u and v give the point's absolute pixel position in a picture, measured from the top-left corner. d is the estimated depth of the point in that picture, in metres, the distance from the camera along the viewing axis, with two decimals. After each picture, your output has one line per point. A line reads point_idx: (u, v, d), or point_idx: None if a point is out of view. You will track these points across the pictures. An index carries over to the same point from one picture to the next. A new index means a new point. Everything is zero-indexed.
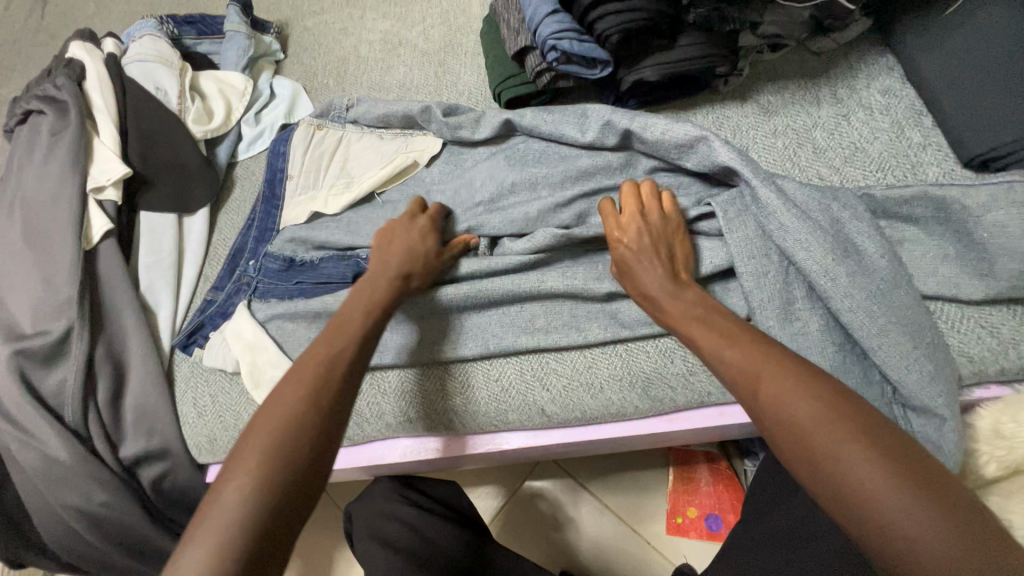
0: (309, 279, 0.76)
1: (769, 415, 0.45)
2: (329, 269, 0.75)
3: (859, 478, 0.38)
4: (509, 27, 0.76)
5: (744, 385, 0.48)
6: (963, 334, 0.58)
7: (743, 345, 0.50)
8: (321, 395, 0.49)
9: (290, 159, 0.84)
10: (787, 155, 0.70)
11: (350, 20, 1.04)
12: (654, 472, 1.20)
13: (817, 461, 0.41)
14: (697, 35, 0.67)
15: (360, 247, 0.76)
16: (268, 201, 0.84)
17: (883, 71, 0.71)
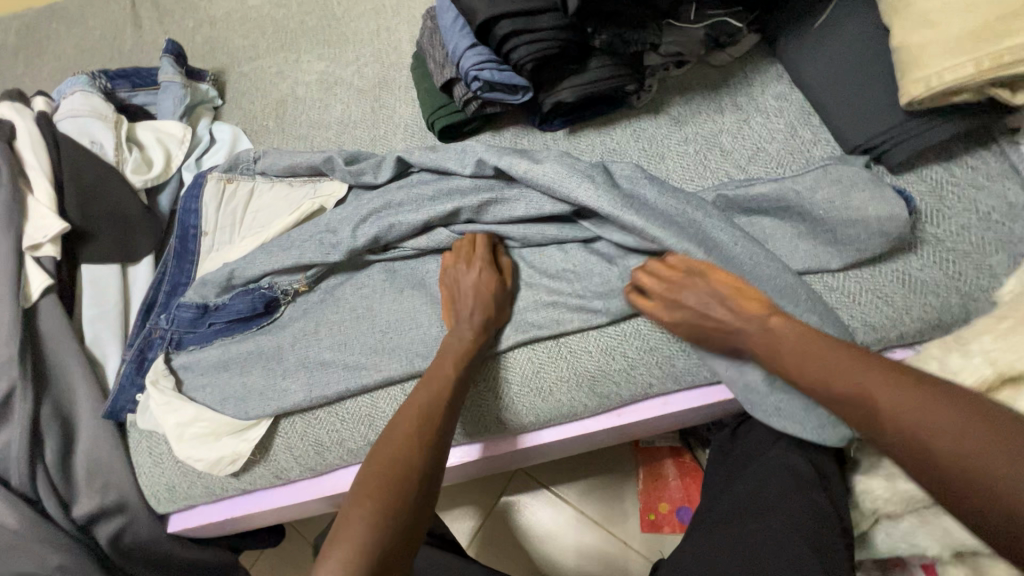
0: (223, 320, 0.79)
1: (895, 436, 0.47)
2: (237, 306, 0.78)
3: (1014, 479, 0.41)
4: (435, 61, 0.81)
5: (854, 403, 0.50)
6: (864, 306, 0.64)
7: (840, 361, 0.52)
8: (425, 434, 0.57)
9: (202, 215, 0.85)
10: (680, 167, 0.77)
11: (286, 63, 1.08)
12: (623, 473, 1.24)
13: (952, 465, 0.44)
14: (605, 57, 0.73)
15: (259, 278, 0.78)
16: (179, 255, 0.85)
17: (774, 78, 0.79)
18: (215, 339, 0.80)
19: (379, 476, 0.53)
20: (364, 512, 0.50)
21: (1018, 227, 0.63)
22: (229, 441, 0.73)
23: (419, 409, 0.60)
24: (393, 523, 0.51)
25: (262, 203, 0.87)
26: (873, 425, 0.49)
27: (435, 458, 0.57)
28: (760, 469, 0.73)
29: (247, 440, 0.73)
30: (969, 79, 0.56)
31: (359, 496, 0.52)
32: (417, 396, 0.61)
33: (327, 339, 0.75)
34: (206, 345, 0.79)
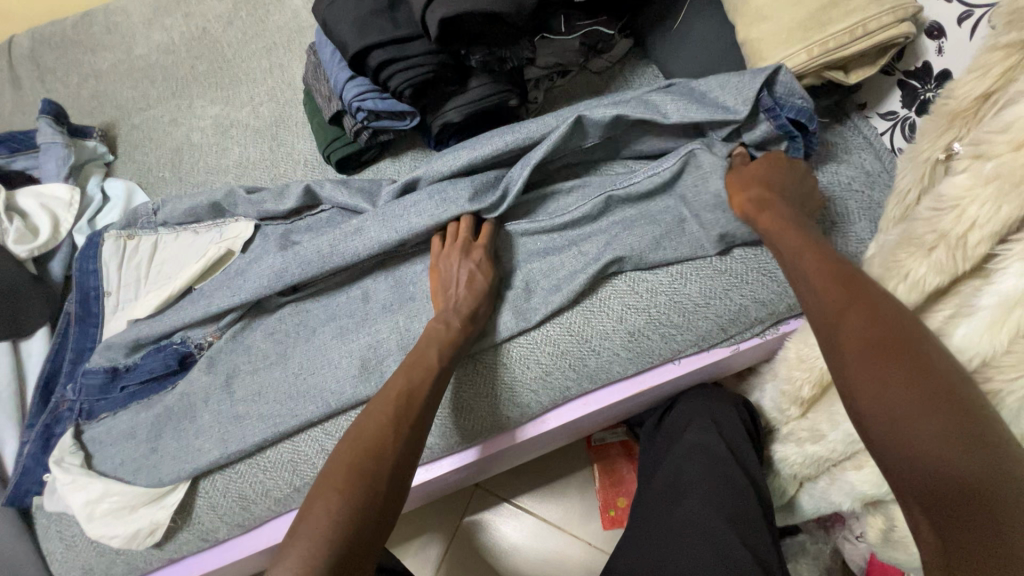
0: (135, 381, 0.76)
1: (822, 300, 0.49)
2: (150, 364, 0.75)
3: (869, 382, 0.43)
4: (321, 95, 0.81)
5: (813, 286, 0.51)
6: (752, 284, 0.68)
7: (811, 251, 0.54)
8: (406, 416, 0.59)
9: (103, 276, 0.81)
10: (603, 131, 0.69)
11: (179, 110, 1.05)
12: (581, 474, 1.25)
13: (846, 358, 0.45)
14: (484, 76, 0.74)
15: (171, 334, 0.76)
16: (82, 320, 0.81)
17: (650, 79, 0.84)
18: (129, 403, 0.75)
19: (356, 461, 0.54)
20: (337, 494, 0.51)
21: (877, 193, 0.68)
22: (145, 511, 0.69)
23: (398, 390, 0.61)
24: (360, 501, 0.52)
25: (165, 255, 0.83)
26: (823, 325, 0.48)
27: (409, 438, 0.58)
28: (680, 452, 0.76)
29: (167, 505, 0.69)
30: (803, 66, 0.62)
31: (330, 480, 0.53)
32: (399, 376, 0.62)
33: (241, 386, 0.73)
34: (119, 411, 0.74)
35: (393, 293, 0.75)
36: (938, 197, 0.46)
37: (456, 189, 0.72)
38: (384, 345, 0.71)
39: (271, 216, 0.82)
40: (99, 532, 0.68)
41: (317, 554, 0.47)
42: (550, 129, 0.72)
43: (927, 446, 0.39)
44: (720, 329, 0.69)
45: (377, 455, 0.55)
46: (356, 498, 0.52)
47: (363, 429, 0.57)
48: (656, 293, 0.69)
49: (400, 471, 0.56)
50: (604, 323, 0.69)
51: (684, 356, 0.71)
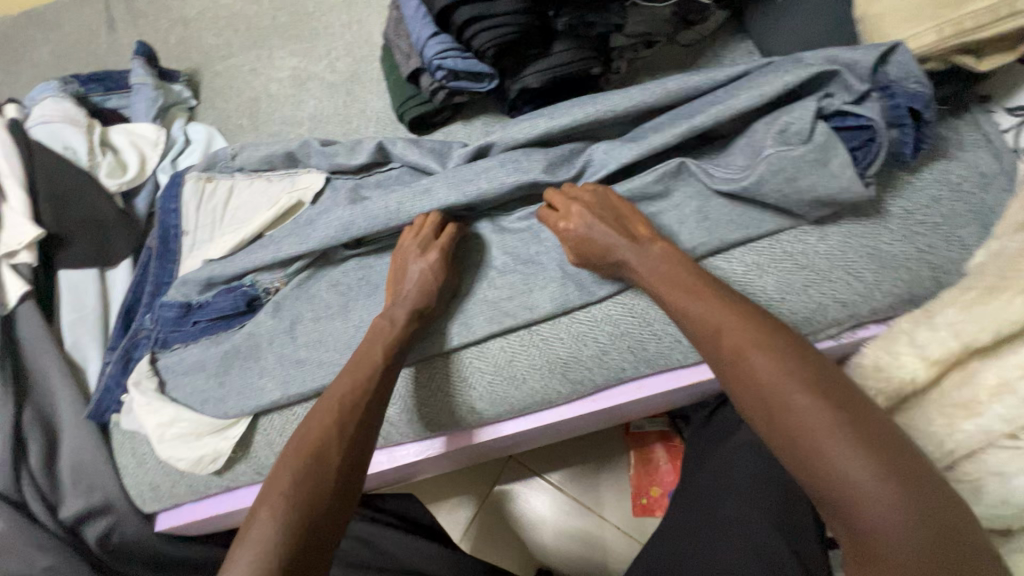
0: (206, 318, 0.79)
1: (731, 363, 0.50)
2: (220, 304, 0.78)
3: (819, 448, 0.42)
4: (401, 51, 0.80)
5: (703, 334, 0.53)
6: (834, 282, 0.63)
7: (720, 304, 0.53)
8: (345, 421, 0.57)
9: (182, 216, 0.84)
10: (692, 114, 0.67)
11: (259, 61, 1.07)
12: (615, 458, 1.24)
13: (781, 424, 0.45)
14: (568, 41, 0.72)
15: (241, 276, 0.78)
16: (160, 257, 0.84)
17: (743, 55, 0.78)
18: (202, 337, 0.79)
19: (292, 489, 0.51)
20: (279, 520, 0.49)
21: (989, 198, 0.63)
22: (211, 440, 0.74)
23: (328, 402, 0.59)
24: (302, 509, 0.50)
25: (239, 202, 0.85)
26: (747, 391, 0.48)
27: (354, 460, 0.55)
28: (730, 450, 0.73)
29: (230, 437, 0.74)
30: (934, 46, 0.55)
31: (270, 498, 0.51)
32: (339, 386, 0.60)
33: (304, 331, 0.75)
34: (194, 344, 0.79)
35: (455, 254, 0.75)
36: None
37: (530, 160, 0.70)
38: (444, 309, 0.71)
39: (343, 170, 0.83)
40: (168, 454, 0.73)
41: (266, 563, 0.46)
42: (634, 103, 0.69)
43: (886, 517, 0.39)
44: (793, 326, 0.65)
45: (316, 473, 0.53)
46: (306, 506, 0.50)
47: (321, 441, 0.55)
48: (727, 282, 0.66)
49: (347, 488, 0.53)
50: None
51: None
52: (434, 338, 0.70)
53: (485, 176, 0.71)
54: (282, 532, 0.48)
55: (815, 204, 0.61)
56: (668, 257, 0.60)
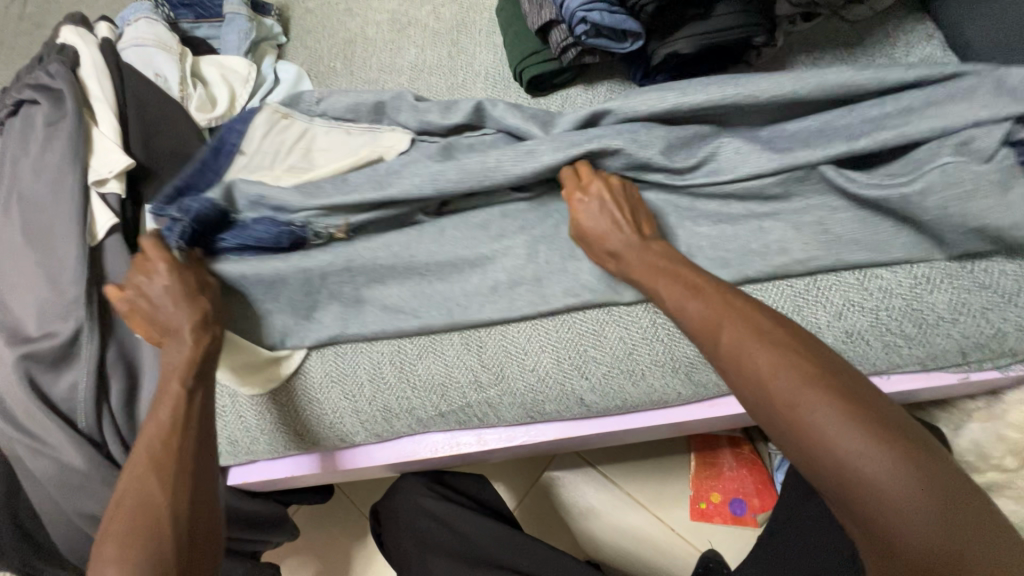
0: (234, 240, 0.67)
1: (731, 357, 0.48)
2: (258, 232, 0.67)
3: (830, 440, 0.40)
4: (531, 0, 0.72)
5: (701, 328, 0.51)
6: (1020, 308, 0.56)
7: (702, 296, 0.52)
8: (160, 457, 0.54)
9: (244, 137, 0.72)
10: (886, 117, 0.58)
11: (355, 0, 1.00)
12: (676, 458, 1.19)
13: (786, 417, 0.43)
14: (733, 4, 0.64)
15: (301, 226, 0.71)
16: (200, 165, 0.69)
17: (922, 39, 0.69)
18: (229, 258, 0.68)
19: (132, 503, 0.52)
20: (118, 547, 0.49)
21: None
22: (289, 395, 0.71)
23: (151, 429, 0.56)
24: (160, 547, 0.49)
25: (313, 148, 0.76)
26: (750, 390, 0.46)
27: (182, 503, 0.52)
28: None
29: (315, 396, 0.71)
30: None
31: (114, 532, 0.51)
32: (166, 406, 0.57)
33: (400, 299, 0.68)
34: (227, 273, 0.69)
35: None
36: None
37: (681, 133, 0.63)
38: (563, 290, 0.65)
39: (432, 130, 0.72)
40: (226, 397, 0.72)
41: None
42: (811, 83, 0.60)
43: (903, 508, 0.38)
44: (960, 352, 0.58)
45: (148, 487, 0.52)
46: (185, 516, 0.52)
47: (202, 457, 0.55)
48: (891, 294, 0.59)
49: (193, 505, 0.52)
50: (819, 316, 0.60)
51: (899, 371, 0.61)
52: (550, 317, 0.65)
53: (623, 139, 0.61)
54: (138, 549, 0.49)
55: (974, 234, 0.55)
56: (660, 256, 0.58)
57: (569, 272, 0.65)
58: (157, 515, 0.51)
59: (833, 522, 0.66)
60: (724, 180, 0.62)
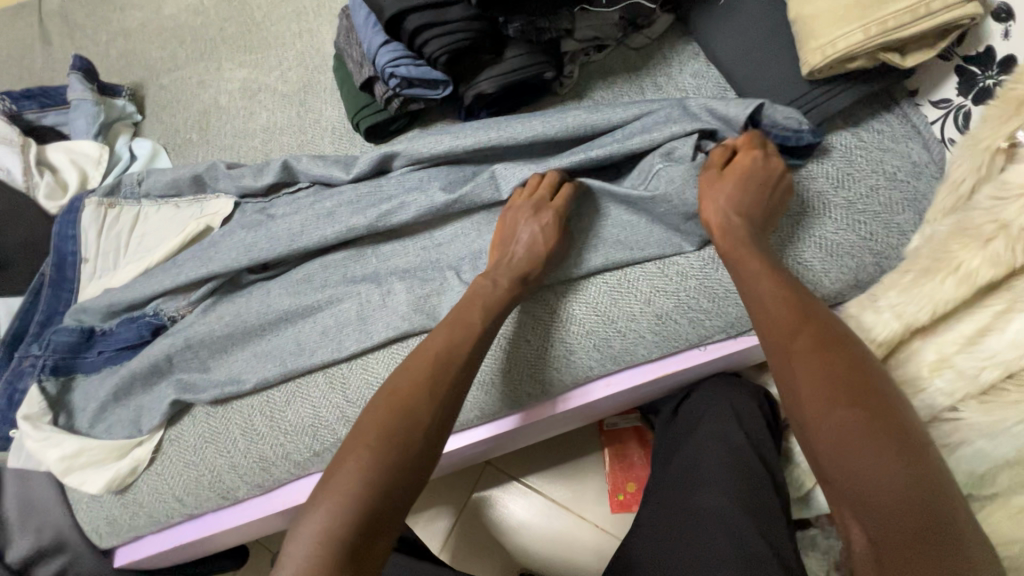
0: (110, 348, 0.77)
1: (787, 354, 0.50)
2: (124, 335, 0.77)
3: (863, 469, 0.43)
4: (353, 60, 0.80)
5: (762, 319, 0.54)
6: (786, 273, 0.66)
7: (771, 298, 0.54)
8: (403, 407, 0.55)
9: (81, 242, 0.82)
10: (646, 130, 0.69)
11: (207, 73, 1.04)
12: (589, 457, 1.25)
13: (824, 444, 0.46)
14: (522, 47, 0.72)
15: (143, 305, 0.77)
16: (55, 285, 0.82)
17: (690, 57, 0.81)
18: (106, 367, 0.77)
19: (391, 427, 0.54)
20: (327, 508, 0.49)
21: (922, 185, 0.67)
22: (156, 466, 0.73)
23: (395, 389, 0.57)
24: (358, 497, 0.50)
25: (147, 227, 0.85)
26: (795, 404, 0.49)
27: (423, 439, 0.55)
28: (698, 442, 0.74)
29: (179, 459, 0.72)
30: (860, 45, 0.58)
31: (337, 484, 0.51)
32: (403, 376, 0.58)
33: (265, 347, 0.73)
34: (99, 372, 0.76)
35: (416, 259, 0.74)
36: (1003, 183, 0.43)
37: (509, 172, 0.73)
38: (409, 320, 0.70)
39: (250, 192, 0.83)
40: (77, 481, 0.70)
41: (337, 527, 0.48)
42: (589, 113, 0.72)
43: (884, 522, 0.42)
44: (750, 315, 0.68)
45: (416, 416, 0.55)
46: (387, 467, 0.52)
47: (398, 386, 0.58)
48: (686, 277, 0.68)
49: (438, 436, 0.56)
50: (632, 305, 0.68)
51: (711, 342, 0.70)
52: (405, 344, 0.71)
53: (439, 186, 0.74)
54: (394, 475, 0.52)
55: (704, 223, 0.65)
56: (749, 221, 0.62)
57: (411, 300, 0.71)
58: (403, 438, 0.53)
59: (680, 489, 0.71)
60: (508, 203, 0.73)
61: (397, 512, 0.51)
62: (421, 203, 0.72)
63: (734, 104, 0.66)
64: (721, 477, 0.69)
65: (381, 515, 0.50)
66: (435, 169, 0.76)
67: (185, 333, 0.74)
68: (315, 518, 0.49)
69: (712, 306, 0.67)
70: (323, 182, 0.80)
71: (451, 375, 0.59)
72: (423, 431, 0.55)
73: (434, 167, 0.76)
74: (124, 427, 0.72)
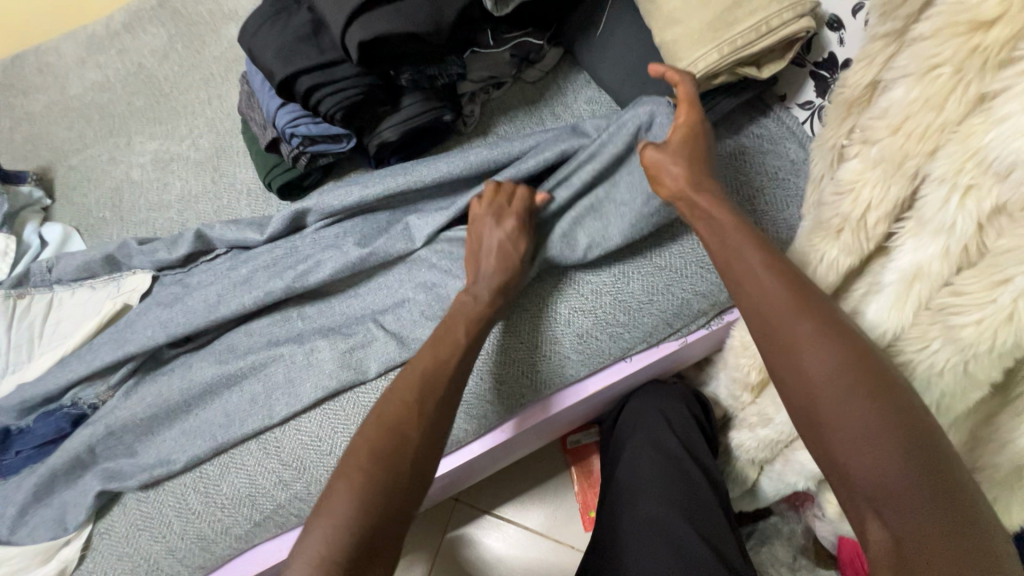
0: (28, 446, 0.73)
1: (787, 333, 0.48)
2: (40, 429, 0.73)
3: (878, 462, 0.42)
4: (256, 123, 0.81)
5: (752, 303, 0.50)
6: (692, 278, 0.70)
7: (762, 271, 0.50)
8: (396, 429, 0.55)
9: None
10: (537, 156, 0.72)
11: (118, 148, 1.03)
12: (557, 478, 1.25)
13: (837, 435, 0.44)
14: (416, 94, 0.75)
15: (60, 397, 0.74)
16: None
17: (583, 84, 0.86)
18: (26, 467, 0.73)
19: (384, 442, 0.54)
20: (326, 529, 0.48)
21: (802, 180, 0.72)
22: (87, 563, 0.69)
23: (386, 409, 0.57)
24: (354, 518, 0.49)
25: (62, 314, 0.82)
26: (795, 390, 0.47)
27: (420, 455, 0.55)
28: (635, 454, 0.76)
29: (109, 552, 0.69)
30: (718, 63, 0.62)
31: (334, 505, 0.50)
32: (391, 399, 0.58)
33: (194, 420, 0.71)
34: (16, 474, 0.72)
35: (341, 310, 0.74)
36: (839, 180, 0.47)
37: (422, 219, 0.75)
38: (337, 372, 0.70)
39: (167, 265, 0.82)
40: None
41: (331, 551, 0.47)
42: (490, 154, 0.75)
43: (905, 520, 0.40)
44: (666, 323, 0.71)
45: (403, 432, 0.55)
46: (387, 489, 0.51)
47: (388, 407, 0.57)
48: (601, 295, 0.70)
49: (427, 457, 0.55)
50: (553, 328, 0.70)
51: (635, 352, 0.73)
52: (335, 395, 0.71)
53: (357, 237, 0.75)
54: (392, 493, 0.51)
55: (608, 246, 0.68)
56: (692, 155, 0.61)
57: (338, 354, 0.70)
58: (395, 465, 0.53)
59: (624, 503, 0.72)
60: (419, 244, 0.74)
61: (401, 515, 0.51)
62: (336, 254, 0.73)
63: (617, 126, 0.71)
64: (658, 483, 0.71)
65: (382, 526, 0.50)
66: (350, 221, 0.77)
67: (106, 420, 0.71)
68: (314, 541, 0.48)
69: (628, 317, 0.70)
70: (240, 246, 0.80)
71: (437, 391, 0.59)
72: (411, 443, 0.55)
73: (349, 219, 0.77)
74: (45, 529, 0.68)
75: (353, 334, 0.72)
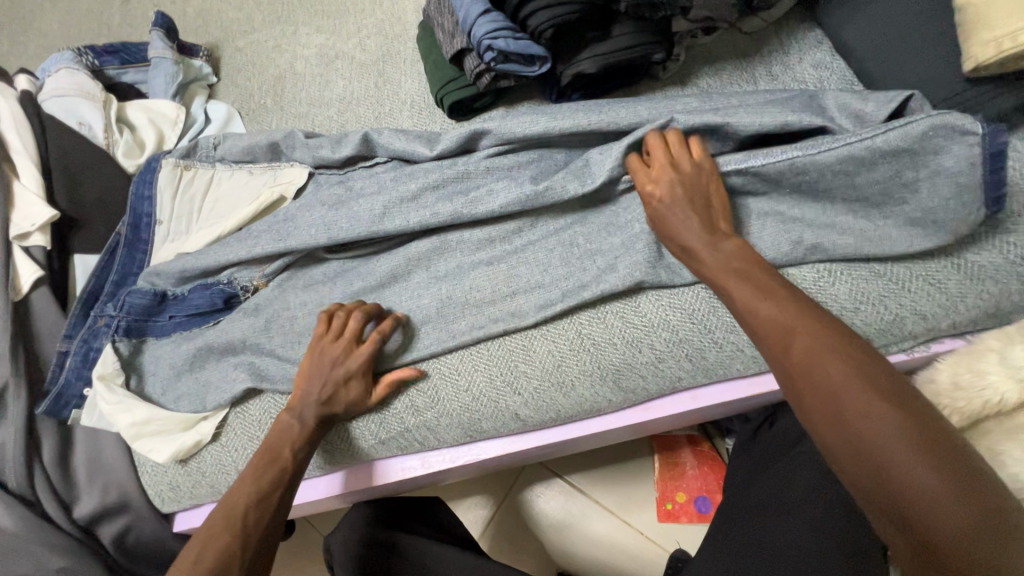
0: (182, 313, 0.76)
1: (822, 376, 0.43)
2: (195, 300, 0.75)
3: (939, 519, 0.36)
4: (444, 30, 0.75)
5: (772, 342, 0.47)
6: (915, 293, 0.59)
7: (779, 318, 0.48)
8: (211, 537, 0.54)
9: (157, 203, 0.81)
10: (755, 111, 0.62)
11: (283, 37, 1.01)
12: (638, 462, 1.20)
13: (893, 492, 0.38)
14: (629, 24, 0.66)
15: (217, 273, 0.75)
16: (129, 245, 0.80)
17: (813, 45, 0.73)
18: (176, 332, 0.76)
19: (219, 525, 0.55)
20: None
21: None
22: (221, 437, 0.72)
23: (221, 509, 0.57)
24: None
25: (221, 194, 0.83)
26: (839, 442, 0.41)
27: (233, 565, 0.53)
28: (788, 466, 0.69)
29: (242, 431, 0.71)
30: None
31: None
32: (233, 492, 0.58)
33: None
34: (168, 337, 0.75)
35: (499, 245, 0.70)
36: None
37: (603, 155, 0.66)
38: (493, 305, 0.67)
39: (327, 163, 0.80)
40: (146, 446, 0.70)
41: None
42: (699, 106, 0.66)
43: None
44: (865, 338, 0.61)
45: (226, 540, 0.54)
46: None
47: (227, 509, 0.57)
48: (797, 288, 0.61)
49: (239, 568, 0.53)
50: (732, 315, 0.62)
51: None
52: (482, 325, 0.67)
53: (534, 169, 0.70)
54: None
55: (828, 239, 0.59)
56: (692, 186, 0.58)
57: (498, 291, 0.67)
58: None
59: (771, 518, 0.65)
60: (590, 187, 0.65)
61: None
62: (508, 186, 0.68)
63: (873, 101, 0.60)
64: (815, 505, 0.64)
65: None
66: (525, 153, 0.71)
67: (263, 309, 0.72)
68: None
69: None
70: (405, 159, 0.76)
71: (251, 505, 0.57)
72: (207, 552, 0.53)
73: (525, 151, 0.71)
74: (190, 396, 0.72)
75: (513, 272, 0.68)
